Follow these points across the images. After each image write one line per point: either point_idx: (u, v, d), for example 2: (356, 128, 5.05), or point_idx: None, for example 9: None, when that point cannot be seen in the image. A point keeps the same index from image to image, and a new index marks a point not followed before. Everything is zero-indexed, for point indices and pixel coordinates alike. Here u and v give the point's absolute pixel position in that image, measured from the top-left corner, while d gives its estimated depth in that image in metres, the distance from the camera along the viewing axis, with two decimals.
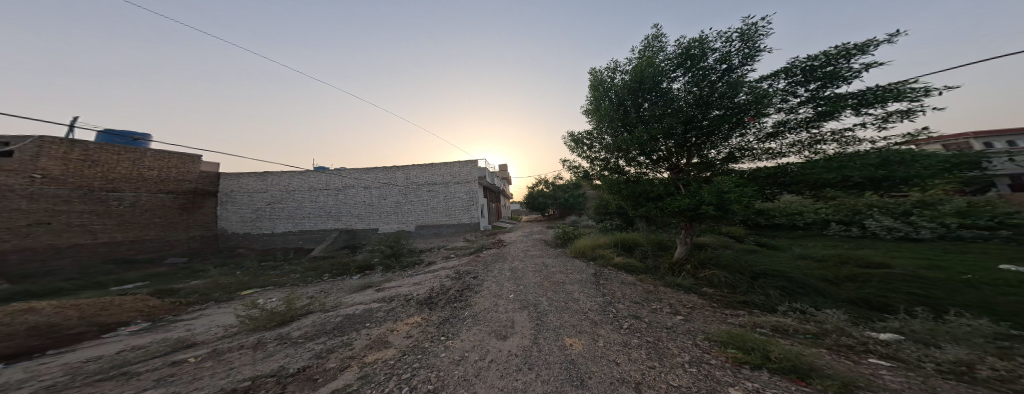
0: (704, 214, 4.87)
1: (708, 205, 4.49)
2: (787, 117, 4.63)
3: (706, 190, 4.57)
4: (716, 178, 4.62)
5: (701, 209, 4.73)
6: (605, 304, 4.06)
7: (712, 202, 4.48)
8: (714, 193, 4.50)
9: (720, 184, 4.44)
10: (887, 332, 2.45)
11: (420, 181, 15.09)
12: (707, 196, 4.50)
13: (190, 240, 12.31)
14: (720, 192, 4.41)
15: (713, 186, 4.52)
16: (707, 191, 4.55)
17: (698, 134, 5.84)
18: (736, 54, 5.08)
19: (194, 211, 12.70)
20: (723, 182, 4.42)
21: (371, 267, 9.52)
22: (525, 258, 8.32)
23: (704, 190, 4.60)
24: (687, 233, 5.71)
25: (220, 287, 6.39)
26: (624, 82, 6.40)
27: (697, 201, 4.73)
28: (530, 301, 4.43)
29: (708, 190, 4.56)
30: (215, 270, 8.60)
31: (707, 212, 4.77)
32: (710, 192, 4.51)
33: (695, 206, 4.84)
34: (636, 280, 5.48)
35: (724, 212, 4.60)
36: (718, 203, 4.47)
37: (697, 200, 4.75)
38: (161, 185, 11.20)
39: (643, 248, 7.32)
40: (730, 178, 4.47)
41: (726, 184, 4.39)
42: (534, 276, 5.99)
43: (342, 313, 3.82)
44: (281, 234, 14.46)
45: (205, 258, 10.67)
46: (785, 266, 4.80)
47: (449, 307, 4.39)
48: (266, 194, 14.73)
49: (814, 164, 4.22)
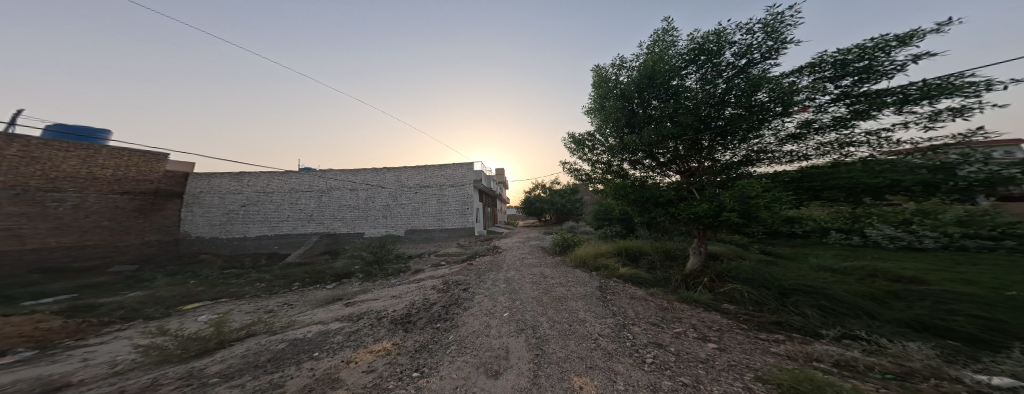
0: (727, 221, 4.27)
1: (734, 212, 3.90)
2: (815, 116, 4.18)
3: (727, 194, 4.00)
4: (739, 181, 4.06)
5: (723, 215, 4.13)
6: (618, 328, 3.39)
7: (737, 209, 3.90)
8: (737, 197, 3.94)
9: (746, 187, 3.85)
10: (1002, 375, 1.85)
11: (411, 183, 14.29)
12: (729, 201, 3.93)
13: (145, 246, 11.07)
14: (745, 198, 3.84)
15: (735, 190, 3.95)
16: (729, 196, 3.98)
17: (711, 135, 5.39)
18: (756, 48, 4.68)
19: (152, 214, 11.51)
20: (748, 184, 3.86)
21: (350, 275, 8.60)
22: (521, 267, 7.62)
23: (726, 195, 4.02)
24: (700, 241, 5.31)
25: (162, 301, 5.45)
26: (631, 79, 6.03)
27: (719, 205, 4.14)
28: (528, 323, 3.73)
29: (729, 194, 4.00)
30: (167, 280, 7.57)
31: (728, 219, 4.21)
32: (732, 196, 3.95)
33: (718, 212, 4.26)
34: (646, 295, 4.89)
35: (752, 220, 3.99)
36: (744, 210, 3.88)
37: (718, 205, 4.18)
38: (116, 185, 10.06)
39: (649, 256, 6.75)
40: (755, 182, 3.93)
41: (755, 187, 3.81)
42: (532, 289, 5.30)
43: (289, 338, 2.99)
44: (255, 238, 13.36)
45: (161, 265, 9.54)
46: (814, 280, 4.26)
47: (429, 328, 3.63)
48: (241, 196, 13.63)
49: (850, 167, 3.72)
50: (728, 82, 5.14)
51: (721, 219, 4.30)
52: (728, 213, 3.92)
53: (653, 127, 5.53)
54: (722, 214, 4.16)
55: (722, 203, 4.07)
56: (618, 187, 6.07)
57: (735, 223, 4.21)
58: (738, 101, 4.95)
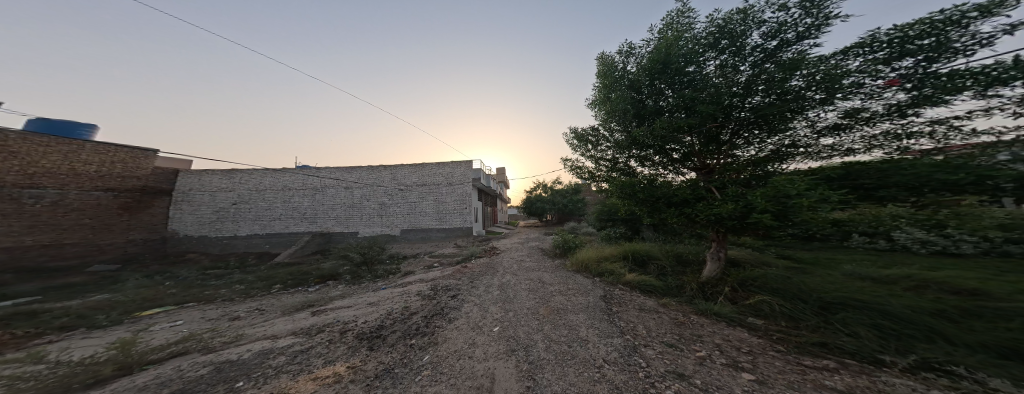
0: (758, 224, 3.59)
1: (768, 214, 3.23)
2: (864, 104, 3.54)
3: (757, 193, 3.36)
4: (774, 178, 3.41)
5: (752, 216, 3.47)
6: (628, 352, 2.76)
7: (772, 210, 3.25)
8: (770, 197, 3.29)
9: (784, 183, 3.18)
10: None
11: (407, 182, 13.79)
12: (760, 201, 3.28)
13: (129, 245, 10.70)
14: (783, 196, 3.16)
15: (768, 188, 3.31)
16: (760, 195, 3.33)
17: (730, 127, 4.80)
18: (791, 26, 4.07)
19: (138, 212, 11.17)
20: (787, 181, 3.19)
21: (335, 277, 8.08)
22: (517, 271, 7.01)
23: (756, 194, 3.37)
24: (718, 246, 4.67)
25: (118, 306, 4.95)
26: (642, 67, 5.49)
27: (747, 204, 3.48)
28: (518, 342, 3.12)
29: (760, 193, 3.35)
30: (140, 282, 7.10)
31: (758, 222, 3.54)
32: (762, 196, 3.31)
33: (746, 213, 3.60)
34: (658, 307, 4.24)
35: (790, 224, 3.29)
36: (781, 211, 3.22)
37: (746, 204, 3.53)
38: (99, 182, 9.73)
39: (658, 261, 6.11)
40: (792, 178, 3.29)
41: (795, 183, 3.14)
42: (526, 298, 4.70)
43: (216, 361, 2.43)
44: (246, 237, 12.97)
45: (144, 265, 9.14)
46: (861, 291, 3.55)
47: (400, 346, 3.04)
48: (232, 194, 13.28)
49: (912, 161, 3.05)
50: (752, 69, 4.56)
51: (750, 221, 3.63)
52: (759, 216, 3.26)
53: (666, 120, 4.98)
54: (751, 214, 3.50)
55: (750, 202, 3.42)
56: (625, 185, 5.52)
57: (766, 226, 3.54)
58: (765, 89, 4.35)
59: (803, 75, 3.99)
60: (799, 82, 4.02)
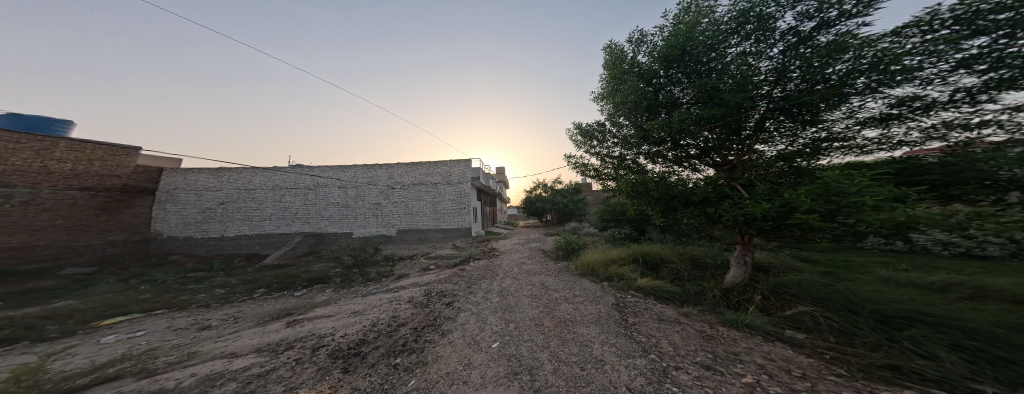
0: (799, 227, 3.11)
1: (816, 215, 2.75)
2: (922, 91, 3.11)
3: (800, 191, 2.88)
4: (822, 172, 2.93)
5: (794, 217, 2.99)
6: (658, 378, 2.27)
7: (821, 210, 2.76)
8: (817, 196, 2.81)
9: (836, 179, 2.69)
10: None
11: (403, 181, 13.31)
12: (805, 201, 2.80)
13: (108, 246, 10.17)
14: (835, 194, 2.67)
15: (814, 185, 2.83)
16: (804, 193, 2.84)
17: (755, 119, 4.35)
18: (833, 5, 3.63)
19: (118, 211, 10.64)
20: (838, 175, 2.70)
21: (323, 280, 7.59)
22: (518, 275, 6.52)
23: (800, 192, 2.88)
24: (743, 249, 4.22)
25: (74, 315, 4.44)
26: (657, 54, 5.06)
27: (786, 204, 3.00)
28: (523, 364, 2.62)
29: (804, 191, 2.86)
30: (111, 286, 6.61)
31: (799, 224, 3.05)
32: (807, 194, 2.84)
33: (786, 214, 3.11)
34: (679, 318, 3.76)
35: (841, 225, 2.81)
36: (830, 211, 2.74)
37: (785, 203, 3.05)
38: (75, 181, 9.26)
39: (671, 264, 5.65)
40: (844, 171, 2.81)
41: (850, 178, 2.65)
42: (529, 307, 4.22)
43: (144, 391, 1.92)
44: (234, 238, 12.48)
45: (122, 267, 8.64)
46: (921, 300, 3.06)
47: (382, 367, 2.55)
48: (221, 193, 12.78)
49: (991, 151, 2.58)
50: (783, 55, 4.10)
51: (789, 223, 3.15)
52: (805, 217, 2.77)
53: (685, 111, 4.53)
54: (792, 215, 3.01)
55: (792, 202, 2.94)
56: (637, 183, 5.10)
57: (808, 229, 3.06)
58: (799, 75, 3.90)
59: (846, 59, 3.53)
60: (843, 67, 3.56)
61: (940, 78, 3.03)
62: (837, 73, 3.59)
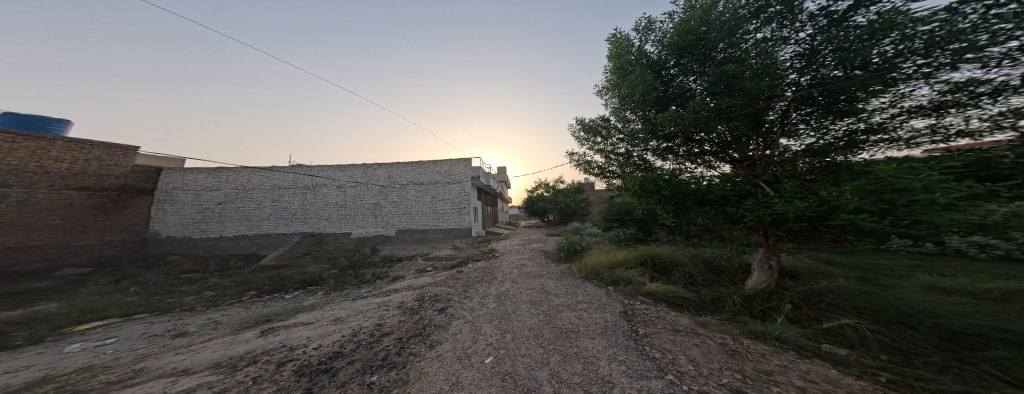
0: (841, 229, 2.67)
1: (866, 215, 2.32)
2: (987, 73, 2.65)
3: (845, 189, 2.46)
4: (872, 167, 2.49)
5: (836, 217, 2.56)
6: None
7: (873, 208, 2.33)
8: (866, 192, 2.38)
9: (893, 172, 2.26)
10: None
11: (403, 180, 13.05)
12: (852, 198, 2.38)
13: (106, 246, 10.13)
14: (891, 191, 2.25)
15: (863, 180, 2.40)
16: (850, 190, 2.42)
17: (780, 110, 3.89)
18: None
19: (116, 212, 10.62)
20: (896, 168, 2.27)
21: (316, 282, 7.33)
22: (517, 278, 6.16)
23: (845, 188, 2.46)
24: (767, 252, 3.81)
25: (49, 320, 4.23)
26: (668, 41, 4.66)
27: (827, 203, 2.58)
28: (517, 385, 2.24)
29: (850, 188, 2.44)
30: (101, 287, 6.45)
31: (843, 225, 2.62)
32: (854, 191, 2.41)
33: (826, 214, 2.68)
34: (697, 329, 3.34)
35: (897, 227, 2.37)
36: (883, 210, 2.30)
37: (825, 202, 2.63)
38: (72, 181, 9.28)
39: (682, 267, 5.23)
40: (900, 163, 2.37)
41: (911, 172, 2.22)
42: (529, 314, 3.85)
43: None
44: (233, 238, 12.42)
45: (119, 267, 8.55)
46: (989, 313, 2.59)
47: (354, 387, 2.19)
48: (219, 193, 12.74)
49: None
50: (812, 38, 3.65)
51: (830, 224, 2.71)
52: (853, 217, 2.35)
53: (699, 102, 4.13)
54: (834, 214, 2.58)
55: (835, 200, 2.51)
56: (645, 180, 4.75)
57: (853, 231, 2.62)
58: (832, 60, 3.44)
59: (891, 39, 3.06)
60: (886, 49, 3.10)
61: (1011, 59, 2.56)
62: (880, 56, 3.13)
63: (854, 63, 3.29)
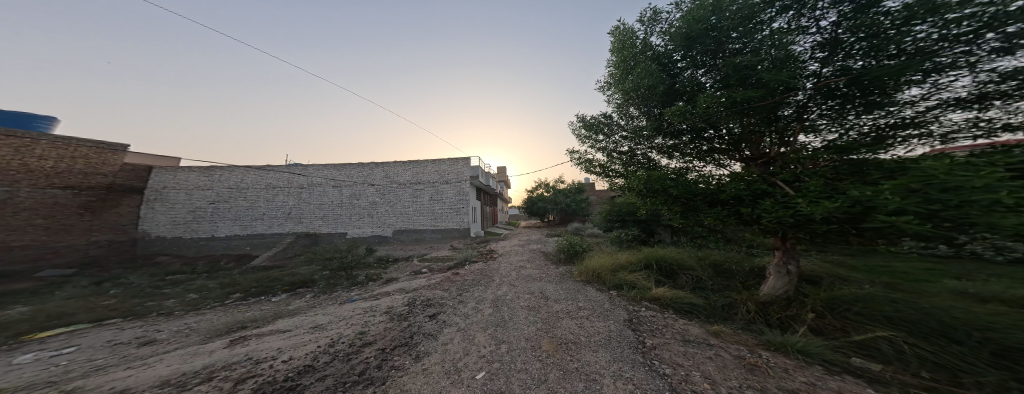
0: (877, 233, 2.37)
1: (910, 217, 2.04)
2: None
3: (883, 188, 2.20)
4: (916, 164, 2.21)
5: (871, 219, 2.28)
6: None
7: (917, 210, 2.06)
8: (909, 192, 2.12)
9: (945, 169, 1.98)
10: None
11: (400, 179, 12.78)
12: (892, 199, 2.10)
13: (92, 247, 9.88)
14: (941, 191, 1.96)
15: (906, 179, 2.13)
16: (890, 189, 2.16)
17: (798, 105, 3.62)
18: None
19: (102, 211, 10.37)
20: (949, 165, 1.98)
21: (306, 285, 7.04)
22: (515, 280, 5.88)
23: (883, 187, 2.19)
24: (785, 256, 3.54)
25: (8, 326, 3.95)
26: (676, 30, 4.38)
27: (861, 204, 2.31)
28: None
29: (890, 186, 2.18)
30: (79, 289, 6.16)
31: (879, 228, 2.32)
32: (894, 190, 2.15)
33: (860, 216, 2.39)
34: (710, 340, 3.02)
35: (945, 231, 2.06)
36: (931, 211, 2.01)
37: (857, 202, 2.36)
38: (56, 179, 9.08)
39: (688, 270, 4.94)
40: (950, 159, 2.09)
41: (967, 168, 1.92)
42: (526, 322, 3.55)
43: None
44: (226, 238, 12.17)
45: (104, 268, 8.28)
46: None
47: None
48: (211, 192, 12.50)
49: None
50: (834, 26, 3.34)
51: (863, 227, 2.42)
52: (894, 219, 2.07)
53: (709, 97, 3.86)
54: (870, 216, 2.30)
55: (870, 201, 2.25)
56: (650, 178, 4.51)
57: (892, 234, 2.32)
58: (858, 49, 3.15)
59: (927, 25, 2.77)
60: (921, 36, 2.82)
61: None
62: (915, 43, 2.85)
63: (883, 52, 3.01)
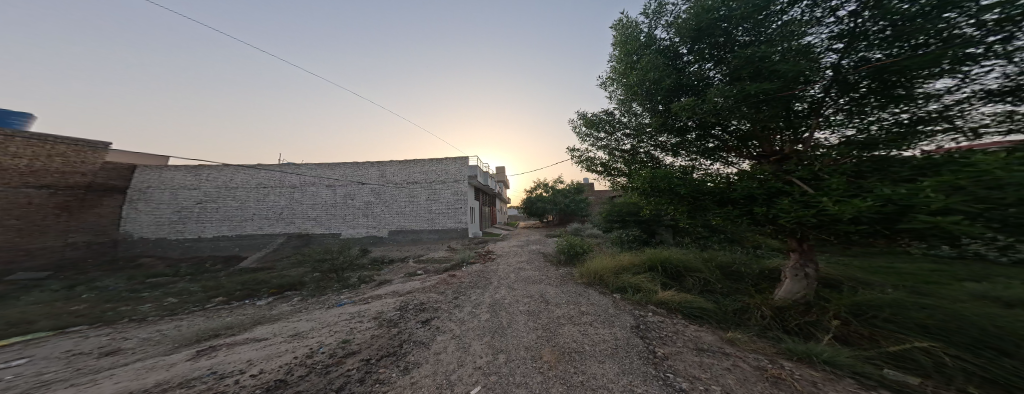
0: (915, 234, 2.13)
1: (958, 217, 1.81)
2: None
3: (923, 185, 1.96)
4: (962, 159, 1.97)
5: (908, 220, 2.05)
6: None
7: (965, 209, 1.82)
8: (955, 189, 1.88)
9: (999, 163, 1.75)
10: None
11: (395, 179, 12.47)
12: (936, 196, 1.87)
13: (69, 248, 9.43)
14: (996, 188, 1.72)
15: (952, 175, 1.90)
16: (930, 187, 1.92)
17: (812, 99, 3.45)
18: None
19: (81, 211, 9.96)
20: (1002, 158, 1.75)
21: (295, 287, 6.72)
22: (514, 283, 5.62)
23: (924, 184, 1.96)
24: (801, 258, 3.34)
25: None
26: (683, 21, 4.20)
27: (895, 202, 2.08)
28: None
29: (931, 183, 1.95)
30: (49, 294, 5.80)
31: (919, 229, 2.08)
32: (936, 188, 1.91)
33: (896, 216, 2.15)
34: (724, 350, 2.77)
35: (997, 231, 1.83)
36: (983, 211, 1.77)
37: (892, 201, 2.12)
38: (32, 178, 8.70)
39: (695, 273, 4.70)
40: (1002, 152, 1.86)
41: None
42: (525, 330, 3.28)
43: None
44: (213, 239, 11.79)
45: (81, 271, 7.88)
46: None
47: None
48: (197, 192, 12.14)
49: None
50: (855, 14, 3.11)
51: (899, 228, 2.18)
52: (938, 219, 1.84)
53: (716, 91, 3.68)
54: (908, 216, 2.06)
55: (907, 200, 2.01)
56: (655, 176, 4.29)
57: (932, 236, 2.08)
58: (878, 40, 2.94)
59: (955, 12, 2.52)
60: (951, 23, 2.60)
61: None
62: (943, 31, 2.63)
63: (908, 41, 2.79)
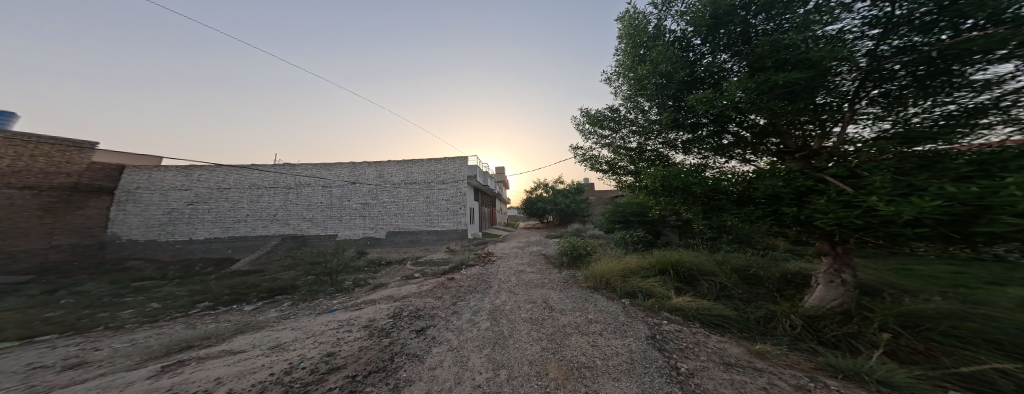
0: (989, 237, 1.83)
1: None
2: None
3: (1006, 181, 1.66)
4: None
5: (986, 221, 1.76)
6: None
7: None
8: None
9: None
10: None
11: (393, 179, 12.19)
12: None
13: (55, 251, 9.12)
14: None
15: None
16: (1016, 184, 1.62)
17: (842, 92, 3.16)
18: None
19: (67, 213, 9.70)
20: None
21: (286, 292, 6.41)
22: (516, 287, 5.32)
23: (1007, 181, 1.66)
24: (838, 261, 3.14)
25: None
26: (697, 9, 3.92)
27: (967, 202, 1.79)
28: None
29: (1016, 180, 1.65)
30: (26, 299, 5.52)
31: (996, 233, 1.78)
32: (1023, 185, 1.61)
33: (967, 217, 1.85)
34: (756, 365, 2.45)
35: None
36: None
37: (963, 199, 1.82)
38: (13, 179, 8.47)
39: (710, 277, 4.40)
40: None
41: None
42: (529, 341, 2.98)
43: None
44: (204, 241, 11.52)
45: (66, 274, 7.59)
46: None
47: None
48: (188, 193, 11.89)
49: None
50: None
51: (970, 231, 1.87)
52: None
53: (735, 83, 3.39)
54: (984, 217, 1.75)
55: (984, 199, 1.72)
56: (666, 174, 4.00)
57: (1010, 240, 1.78)
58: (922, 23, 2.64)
59: None
60: None
61: None
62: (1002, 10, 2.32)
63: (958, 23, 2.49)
